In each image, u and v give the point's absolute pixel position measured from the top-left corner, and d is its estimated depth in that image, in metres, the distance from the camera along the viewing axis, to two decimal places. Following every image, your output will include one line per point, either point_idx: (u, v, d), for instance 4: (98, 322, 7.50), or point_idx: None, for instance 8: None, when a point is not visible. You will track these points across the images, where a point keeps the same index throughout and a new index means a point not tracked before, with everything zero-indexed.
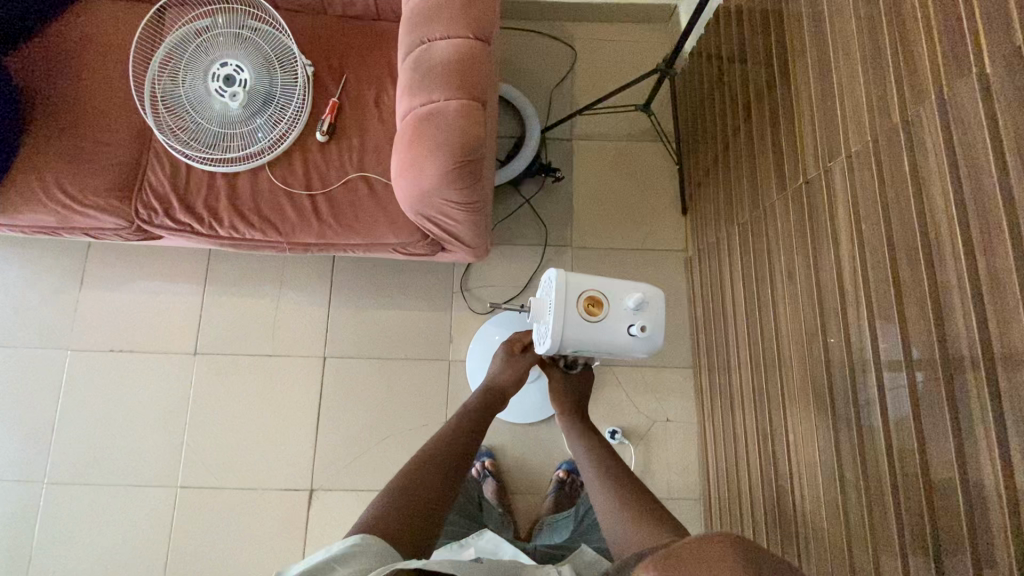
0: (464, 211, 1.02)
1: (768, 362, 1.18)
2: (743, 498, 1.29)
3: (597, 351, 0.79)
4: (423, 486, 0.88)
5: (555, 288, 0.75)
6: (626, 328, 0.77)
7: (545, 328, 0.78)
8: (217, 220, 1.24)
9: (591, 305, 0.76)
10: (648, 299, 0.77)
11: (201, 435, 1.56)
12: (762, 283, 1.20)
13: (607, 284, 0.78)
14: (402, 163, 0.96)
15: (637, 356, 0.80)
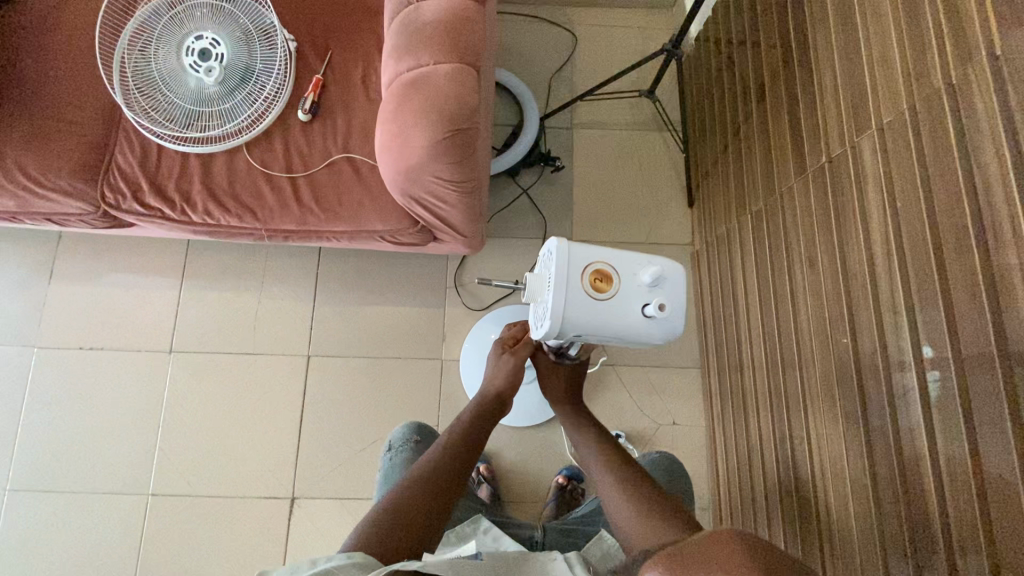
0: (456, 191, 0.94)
1: (786, 360, 1.09)
2: (758, 507, 1.19)
3: (606, 336, 0.70)
4: (416, 505, 0.82)
5: (557, 260, 0.66)
6: (640, 308, 0.68)
7: (544, 310, 0.70)
8: (190, 205, 1.15)
9: (598, 280, 0.67)
10: (665, 274, 0.68)
11: (176, 439, 1.46)
12: (779, 274, 1.11)
13: (617, 258, 0.69)
14: (389, 136, 0.88)
15: (654, 342, 0.71)
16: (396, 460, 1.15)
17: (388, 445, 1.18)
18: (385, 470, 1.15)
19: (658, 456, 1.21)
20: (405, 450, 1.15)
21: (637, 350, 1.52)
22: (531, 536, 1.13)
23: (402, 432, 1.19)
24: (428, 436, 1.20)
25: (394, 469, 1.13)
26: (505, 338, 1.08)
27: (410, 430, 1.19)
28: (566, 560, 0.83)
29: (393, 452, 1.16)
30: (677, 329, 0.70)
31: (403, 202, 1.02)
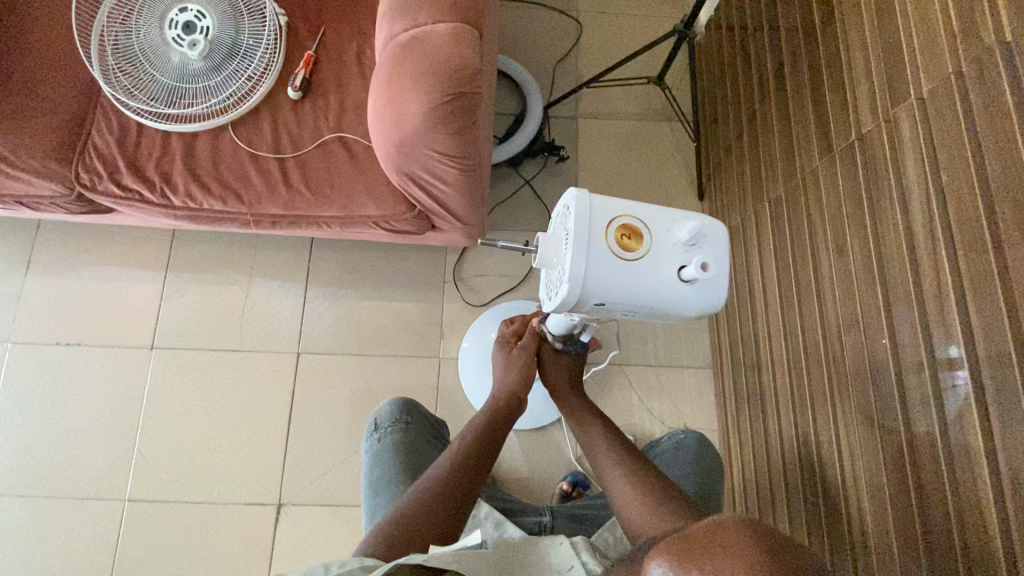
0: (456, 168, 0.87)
1: (810, 356, 1.01)
2: (780, 516, 1.10)
3: (635, 304, 0.61)
4: (430, 509, 0.80)
5: (577, 214, 0.58)
6: (674, 270, 0.60)
7: (560, 273, 0.61)
8: (170, 187, 1.07)
9: (627, 237, 0.60)
10: (703, 232, 0.60)
11: (156, 441, 1.37)
12: (802, 263, 1.03)
13: (647, 214, 0.61)
14: (385, 101, 0.82)
15: (686, 314, 0.63)
16: (386, 442, 1.05)
17: (375, 425, 1.09)
18: (375, 452, 1.05)
19: (685, 436, 1.12)
20: (395, 431, 1.06)
21: (646, 348, 1.44)
22: (539, 521, 1.08)
23: (389, 411, 1.09)
24: (419, 414, 1.10)
25: (385, 451, 1.04)
26: (508, 335, 1.04)
27: (399, 408, 1.09)
28: (573, 544, 0.81)
29: (382, 433, 1.07)
30: (713, 304, 0.62)
31: (398, 182, 0.94)
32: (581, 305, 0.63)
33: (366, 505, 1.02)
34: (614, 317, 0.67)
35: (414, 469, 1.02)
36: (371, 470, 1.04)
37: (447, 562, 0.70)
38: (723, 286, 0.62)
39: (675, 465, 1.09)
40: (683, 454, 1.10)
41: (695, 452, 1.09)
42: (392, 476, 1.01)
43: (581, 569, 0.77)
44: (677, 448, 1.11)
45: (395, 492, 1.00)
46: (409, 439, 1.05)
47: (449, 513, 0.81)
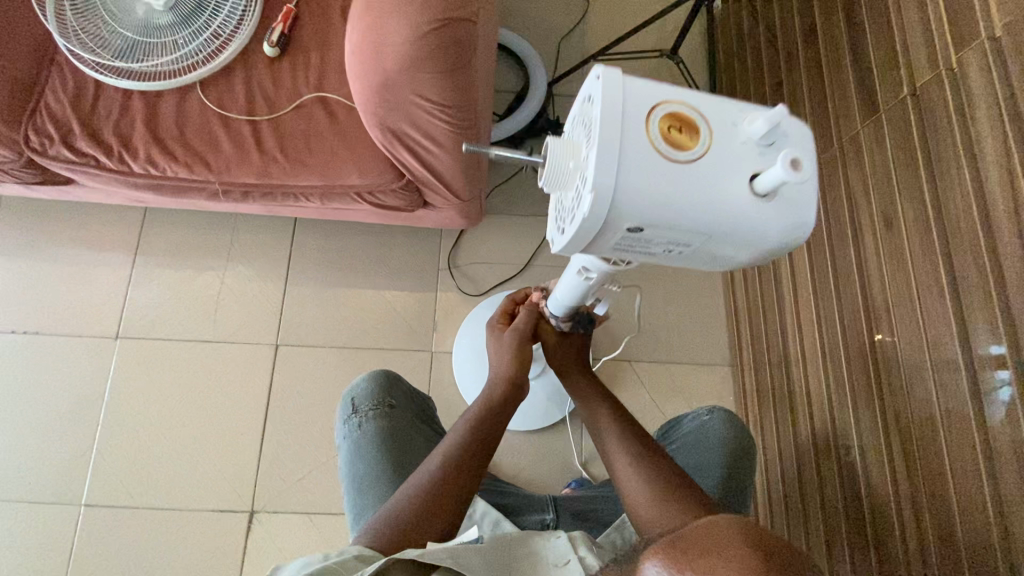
0: (448, 124, 0.79)
1: (851, 346, 0.89)
2: (815, 530, 0.98)
3: (692, 228, 0.48)
4: (425, 504, 0.72)
5: (615, 104, 0.46)
6: (747, 178, 0.48)
7: (582, 189, 0.49)
8: (129, 151, 0.96)
9: (682, 133, 0.47)
10: (780, 131, 0.48)
11: (118, 439, 1.24)
12: (840, 242, 0.91)
13: (709, 111, 0.49)
14: (382, 16, 0.72)
15: (763, 245, 0.50)
16: (367, 430, 0.92)
17: (352, 409, 0.94)
18: (356, 443, 0.92)
19: (712, 418, 0.98)
20: (377, 417, 0.93)
21: (657, 343, 1.32)
22: (542, 519, 0.95)
23: (367, 392, 0.95)
24: (403, 395, 0.97)
25: (367, 442, 0.91)
26: (501, 310, 0.93)
27: (379, 390, 0.95)
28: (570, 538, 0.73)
29: (361, 419, 0.93)
30: (801, 227, 0.49)
31: (381, 141, 0.84)
32: (618, 233, 0.50)
33: (350, 505, 0.90)
34: (662, 257, 0.54)
35: (401, 462, 0.90)
36: (352, 465, 0.91)
37: (441, 559, 0.65)
38: (813, 199, 0.49)
39: (703, 452, 0.96)
40: (708, 439, 0.97)
41: (721, 438, 0.96)
42: (378, 473, 0.89)
43: (576, 564, 0.71)
44: (703, 431, 0.98)
45: (382, 490, 0.87)
46: (394, 426, 0.93)
47: (448, 507, 0.73)
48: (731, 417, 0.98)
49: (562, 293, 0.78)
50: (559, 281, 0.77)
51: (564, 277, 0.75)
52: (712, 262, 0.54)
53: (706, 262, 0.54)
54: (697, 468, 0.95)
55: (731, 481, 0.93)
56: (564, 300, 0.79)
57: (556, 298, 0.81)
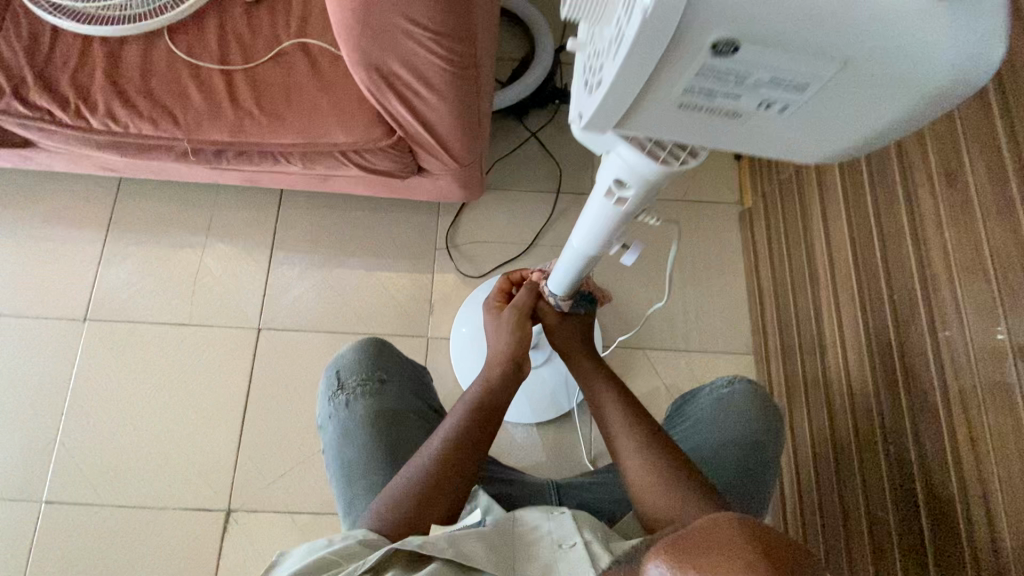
0: (440, 58, 0.70)
1: (905, 325, 0.77)
2: (856, 535, 0.86)
3: (818, 45, 0.32)
4: (430, 484, 0.65)
5: None
6: None
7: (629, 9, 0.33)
8: (88, 104, 0.85)
9: None
10: None
11: (84, 430, 1.13)
12: (888, 206, 0.80)
13: None
14: None
15: (908, 81, 0.34)
16: (356, 409, 0.81)
17: (338, 385, 0.83)
18: (342, 424, 0.81)
19: (732, 390, 0.87)
20: (366, 394, 0.82)
21: (673, 329, 1.21)
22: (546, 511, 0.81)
23: (355, 364, 0.84)
24: (394, 368, 0.86)
25: (356, 423, 0.80)
26: (501, 284, 0.89)
27: (369, 363, 0.85)
28: (575, 518, 0.63)
29: (349, 396, 0.82)
30: (984, 43, 0.33)
31: (367, 85, 0.76)
32: (698, 55, 0.33)
33: (338, 493, 0.79)
34: (749, 116, 0.38)
35: (399, 444, 0.79)
36: (339, 449, 0.79)
37: (441, 550, 0.58)
38: (994, 0, 0.32)
39: (725, 425, 0.85)
40: (729, 414, 0.86)
41: (748, 414, 0.85)
42: (371, 459, 0.78)
43: (582, 549, 0.60)
44: (721, 404, 0.87)
45: (377, 477, 0.77)
46: (386, 404, 0.82)
47: (455, 487, 0.67)
48: (757, 390, 0.87)
49: (582, 240, 0.63)
50: (578, 223, 0.63)
51: (583, 213, 0.60)
52: (825, 121, 0.38)
53: (818, 119, 0.38)
54: (723, 446, 0.83)
55: (756, 461, 0.82)
56: (584, 249, 0.64)
57: (572, 247, 0.66)
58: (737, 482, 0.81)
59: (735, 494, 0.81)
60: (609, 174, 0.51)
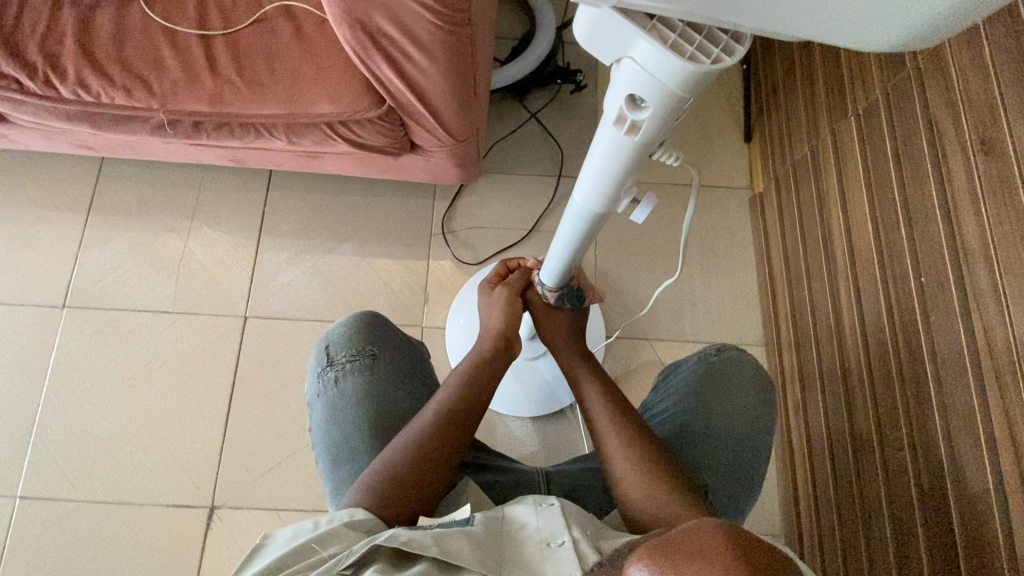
0: (422, 6, 0.66)
1: (934, 306, 0.72)
2: (880, 535, 0.80)
3: None
4: (418, 466, 0.63)
5: None
6: None
7: None
8: (58, 72, 0.81)
9: None
10: None
11: (60, 421, 1.08)
12: (915, 182, 0.75)
13: None
14: None
15: None
16: (345, 387, 0.75)
17: (327, 360, 0.78)
18: (331, 403, 0.75)
19: (723, 355, 0.82)
20: (356, 370, 0.76)
21: (679, 319, 1.15)
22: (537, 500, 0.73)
23: (346, 338, 0.79)
24: (387, 342, 0.80)
25: (345, 402, 0.74)
26: (494, 271, 0.83)
27: (360, 336, 0.78)
28: (565, 512, 0.57)
29: (338, 373, 0.76)
30: None
31: (351, 43, 0.74)
32: None
33: (325, 476, 0.73)
34: None
35: (390, 424, 0.74)
36: (327, 429, 0.74)
37: (425, 548, 0.53)
38: None
39: (720, 392, 0.79)
40: (720, 379, 0.80)
41: (741, 383, 0.79)
42: (360, 441, 0.72)
43: (571, 549, 0.54)
44: (711, 373, 0.80)
45: (367, 461, 0.71)
46: (378, 381, 0.76)
47: (443, 470, 0.65)
48: (746, 356, 0.82)
49: (584, 194, 0.56)
50: (580, 173, 0.55)
51: (587, 157, 0.52)
52: None
53: None
54: (719, 415, 0.77)
55: (746, 434, 0.77)
56: (587, 205, 0.58)
57: (576, 205, 0.60)
58: (724, 457, 0.75)
59: (733, 466, 0.75)
60: (622, 87, 0.42)
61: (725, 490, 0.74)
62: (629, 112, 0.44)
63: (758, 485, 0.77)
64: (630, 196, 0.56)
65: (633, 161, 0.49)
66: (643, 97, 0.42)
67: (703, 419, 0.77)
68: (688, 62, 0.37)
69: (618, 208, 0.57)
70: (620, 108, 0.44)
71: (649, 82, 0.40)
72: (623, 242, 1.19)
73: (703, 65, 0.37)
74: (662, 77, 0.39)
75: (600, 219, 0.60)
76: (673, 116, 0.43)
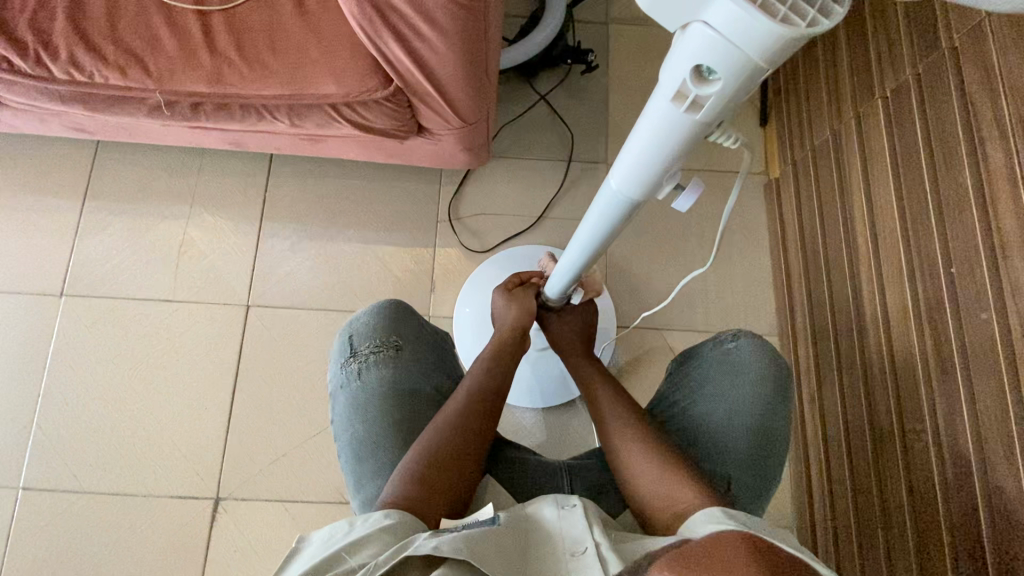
0: None
1: (967, 297, 0.69)
2: (901, 531, 0.78)
3: None
4: (444, 464, 0.62)
5: None
6: None
7: None
8: (49, 51, 0.77)
9: None
10: None
11: (62, 411, 1.06)
12: (948, 169, 0.71)
13: None
14: None
15: None
16: (367, 380, 0.72)
17: (349, 351, 0.75)
18: (353, 395, 0.72)
19: (736, 346, 0.77)
20: (380, 361, 0.73)
21: (692, 308, 1.12)
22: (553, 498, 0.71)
23: (369, 329, 0.76)
24: (412, 334, 0.77)
25: (368, 396, 0.71)
26: (508, 279, 0.87)
27: (384, 325, 0.76)
28: (586, 515, 0.56)
29: (360, 364, 0.73)
30: None
31: (358, 18, 0.71)
32: None
33: (345, 472, 0.71)
34: None
35: (412, 421, 0.71)
36: (349, 423, 0.71)
37: (456, 550, 0.50)
38: None
39: (732, 385, 0.75)
40: (734, 372, 0.75)
41: (761, 374, 0.74)
42: (381, 438, 0.69)
43: (594, 556, 0.52)
44: (727, 365, 0.76)
45: (387, 459, 0.68)
46: (402, 374, 0.73)
47: (469, 470, 0.64)
48: (766, 343, 0.77)
49: (622, 176, 0.53)
50: (620, 153, 0.52)
51: (632, 135, 0.49)
52: None
53: None
54: (732, 410, 0.74)
55: (765, 427, 0.73)
56: (622, 188, 0.54)
57: (609, 189, 0.56)
58: (743, 448, 0.72)
59: (750, 463, 0.72)
60: (690, 55, 0.38)
61: (744, 483, 0.71)
62: (693, 86, 0.40)
63: (779, 477, 0.73)
64: (672, 182, 0.53)
65: (686, 140, 0.45)
66: (715, 68, 0.38)
67: (717, 408, 0.74)
68: (782, 25, 0.33)
69: (658, 195, 0.54)
70: (684, 80, 0.40)
71: (728, 51, 0.36)
72: (635, 230, 1.16)
73: (799, 29, 0.33)
74: (745, 45, 0.35)
75: (634, 205, 0.57)
76: (744, 91, 0.39)
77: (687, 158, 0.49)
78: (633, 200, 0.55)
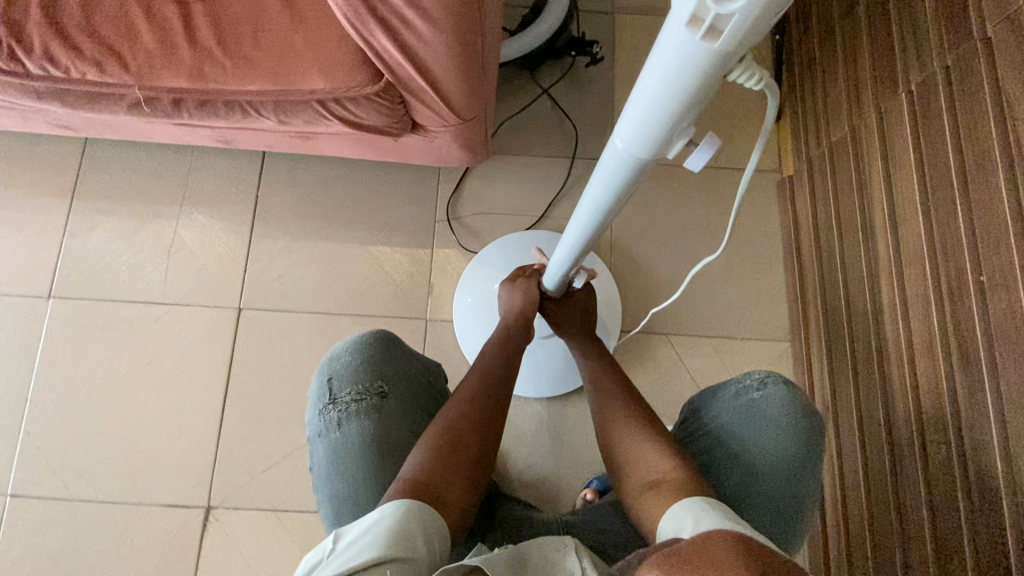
0: None
1: (997, 308, 0.64)
2: (921, 554, 0.74)
3: None
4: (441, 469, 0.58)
5: None
6: None
7: None
8: (22, 44, 0.73)
9: None
10: None
11: (49, 419, 1.03)
12: (980, 168, 0.66)
13: None
14: None
15: None
16: (348, 431, 0.68)
17: (328, 398, 0.70)
18: (333, 447, 0.68)
19: (767, 394, 0.69)
20: (362, 412, 0.69)
21: (701, 312, 1.08)
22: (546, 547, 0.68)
23: (349, 371, 0.71)
24: (398, 376, 0.72)
25: (350, 449, 0.67)
26: (514, 271, 0.86)
27: (367, 370, 0.71)
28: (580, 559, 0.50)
29: (341, 414, 0.69)
30: None
31: (344, 10, 0.66)
32: None
33: (328, 528, 0.68)
34: None
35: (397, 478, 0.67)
36: (329, 480, 0.67)
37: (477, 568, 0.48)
38: None
39: (768, 437, 0.68)
40: (767, 422, 0.69)
41: (788, 429, 0.68)
42: (366, 499, 0.66)
43: None
44: (758, 415, 0.69)
45: None
46: (387, 424, 0.69)
47: (466, 478, 0.59)
48: (794, 387, 0.70)
49: (629, 130, 0.47)
50: (629, 98, 0.45)
51: (641, 78, 0.42)
52: None
53: None
54: (771, 464, 0.68)
55: (803, 477, 0.68)
56: (630, 143, 0.48)
57: (614, 147, 0.51)
58: (782, 502, 0.67)
59: (790, 516, 0.68)
60: None
61: (782, 533, 0.68)
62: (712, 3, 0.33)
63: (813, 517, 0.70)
64: (685, 139, 0.47)
65: (702, 79, 0.38)
66: None
67: (730, 455, 0.69)
68: None
69: (669, 153, 0.49)
70: None
71: None
72: (642, 231, 1.11)
73: None
74: None
75: (641, 165, 0.51)
76: (774, 8, 0.32)
77: (703, 102, 0.42)
78: (642, 155, 0.49)
